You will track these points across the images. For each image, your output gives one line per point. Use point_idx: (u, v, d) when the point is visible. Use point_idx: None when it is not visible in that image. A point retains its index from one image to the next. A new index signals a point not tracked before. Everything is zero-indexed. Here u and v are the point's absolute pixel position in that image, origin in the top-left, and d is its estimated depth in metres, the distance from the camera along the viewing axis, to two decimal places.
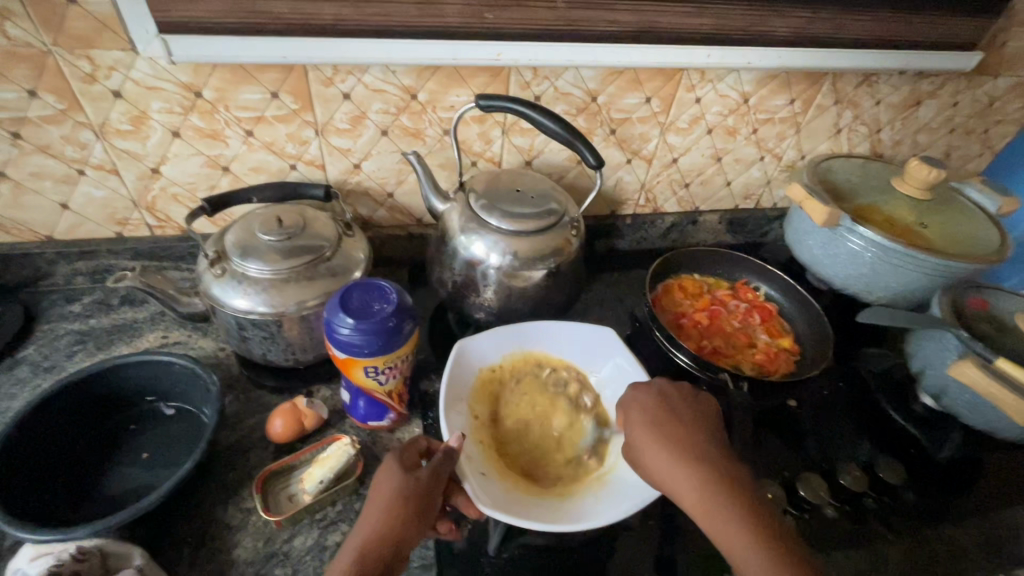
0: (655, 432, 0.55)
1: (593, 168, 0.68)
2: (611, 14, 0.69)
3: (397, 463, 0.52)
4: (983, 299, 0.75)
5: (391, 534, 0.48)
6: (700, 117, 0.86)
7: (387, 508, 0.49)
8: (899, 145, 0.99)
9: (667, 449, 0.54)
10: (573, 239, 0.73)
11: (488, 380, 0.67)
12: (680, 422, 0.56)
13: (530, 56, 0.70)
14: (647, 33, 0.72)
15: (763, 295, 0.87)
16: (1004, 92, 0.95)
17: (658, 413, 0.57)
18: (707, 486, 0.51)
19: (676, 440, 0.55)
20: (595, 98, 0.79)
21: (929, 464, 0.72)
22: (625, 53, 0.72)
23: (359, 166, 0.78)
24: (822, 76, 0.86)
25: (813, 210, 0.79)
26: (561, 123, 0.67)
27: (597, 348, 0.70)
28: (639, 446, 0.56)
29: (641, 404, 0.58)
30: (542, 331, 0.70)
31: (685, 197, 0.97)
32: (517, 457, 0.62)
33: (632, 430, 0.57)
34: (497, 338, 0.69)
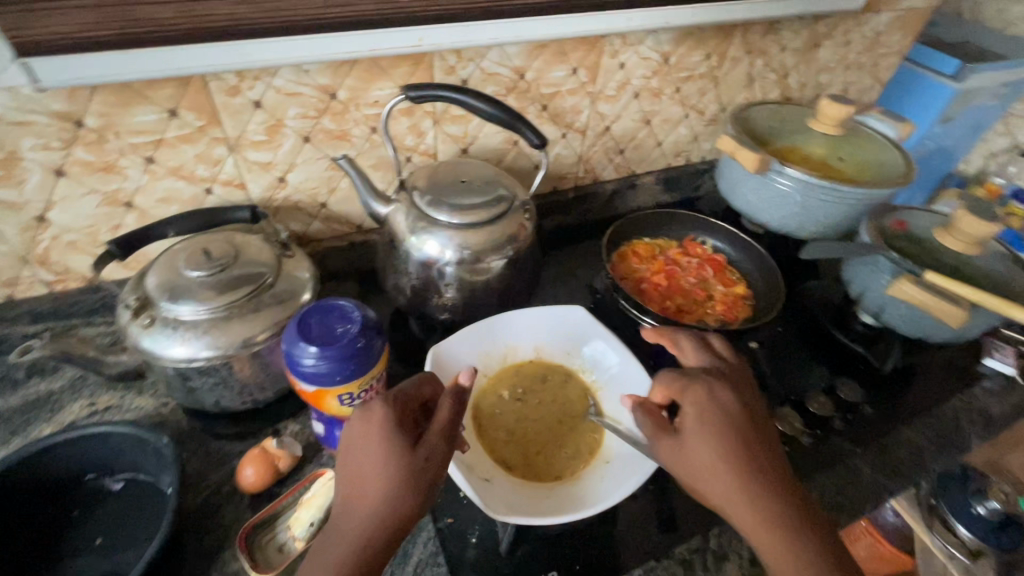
0: (714, 441, 0.49)
1: (537, 147, 0.65)
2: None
3: (394, 419, 0.47)
4: (903, 220, 0.81)
5: (406, 502, 0.44)
6: (626, 82, 0.86)
7: (393, 467, 0.45)
8: (805, 87, 1.06)
9: (731, 460, 0.48)
10: (528, 225, 0.71)
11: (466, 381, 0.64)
12: (737, 432, 0.50)
13: (452, 39, 0.66)
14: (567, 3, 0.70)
15: (711, 248, 0.87)
16: (886, 26, 1.03)
17: (725, 423, 0.50)
18: (784, 522, 0.46)
19: (738, 454, 0.48)
20: (523, 75, 0.77)
21: (878, 378, 0.78)
22: (549, 26, 0.70)
23: (284, 179, 0.71)
24: (732, 29, 0.88)
25: (743, 157, 0.83)
26: (497, 105, 0.63)
27: (571, 333, 0.69)
28: (708, 470, 0.48)
29: (709, 404, 0.51)
30: (514, 323, 0.67)
31: (621, 163, 0.98)
32: (509, 455, 0.59)
33: (697, 435, 0.50)
34: (474, 338, 0.65)
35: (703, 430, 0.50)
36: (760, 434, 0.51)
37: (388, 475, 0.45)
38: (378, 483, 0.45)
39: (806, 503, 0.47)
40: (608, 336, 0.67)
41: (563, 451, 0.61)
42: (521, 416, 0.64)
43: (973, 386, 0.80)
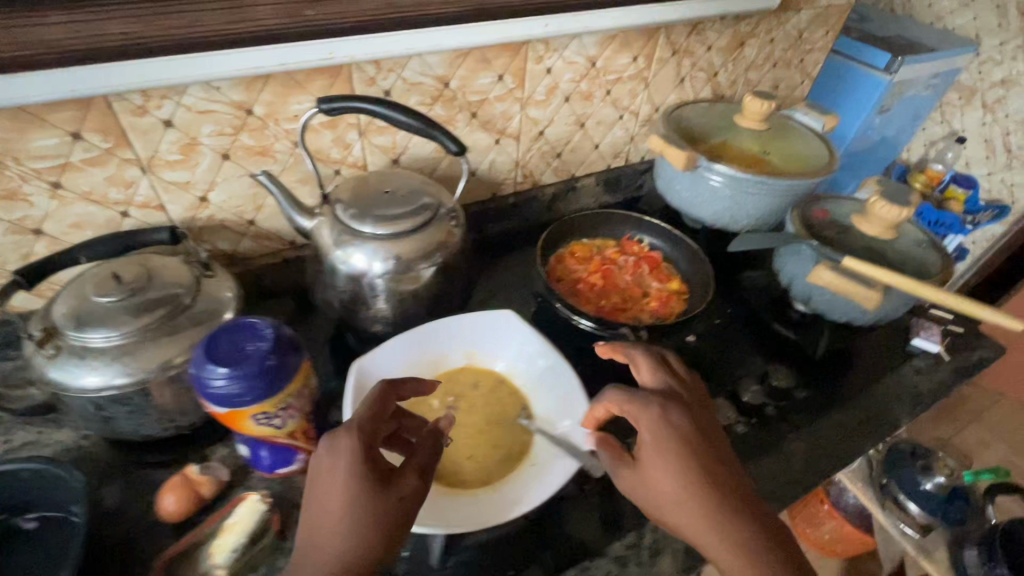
0: (673, 471, 0.47)
1: (456, 154, 0.65)
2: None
3: (362, 453, 0.46)
4: (826, 209, 0.83)
5: (380, 539, 0.44)
6: (555, 87, 0.87)
7: (367, 503, 0.44)
8: (735, 84, 1.09)
9: (694, 488, 0.47)
10: (454, 230, 0.71)
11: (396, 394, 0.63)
12: (697, 456, 0.48)
13: (365, 51, 0.65)
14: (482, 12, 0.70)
15: (648, 245, 0.88)
16: (808, 24, 1.07)
17: (684, 448, 0.48)
18: (750, 547, 0.45)
19: (699, 480, 0.47)
20: (447, 84, 0.77)
21: (810, 362, 0.81)
22: (464, 34, 0.70)
23: (206, 198, 0.70)
24: (656, 31, 0.90)
25: (671, 155, 0.84)
26: (416, 116, 0.63)
27: (505, 337, 0.69)
28: (676, 502, 0.47)
29: (666, 429, 0.49)
30: (441, 332, 0.67)
31: (559, 166, 1.00)
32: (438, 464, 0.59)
33: (659, 466, 0.47)
34: (404, 347, 0.65)
35: (663, 460, 0.48)
36: (722, 458, 0.49)
37: (358, 514, 0.44)
38: (348, 523, 0.44)
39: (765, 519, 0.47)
40: (538, 340, 0.67)
41: (494, 456, 0.60)
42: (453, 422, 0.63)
43: (903, 365, 0.83)
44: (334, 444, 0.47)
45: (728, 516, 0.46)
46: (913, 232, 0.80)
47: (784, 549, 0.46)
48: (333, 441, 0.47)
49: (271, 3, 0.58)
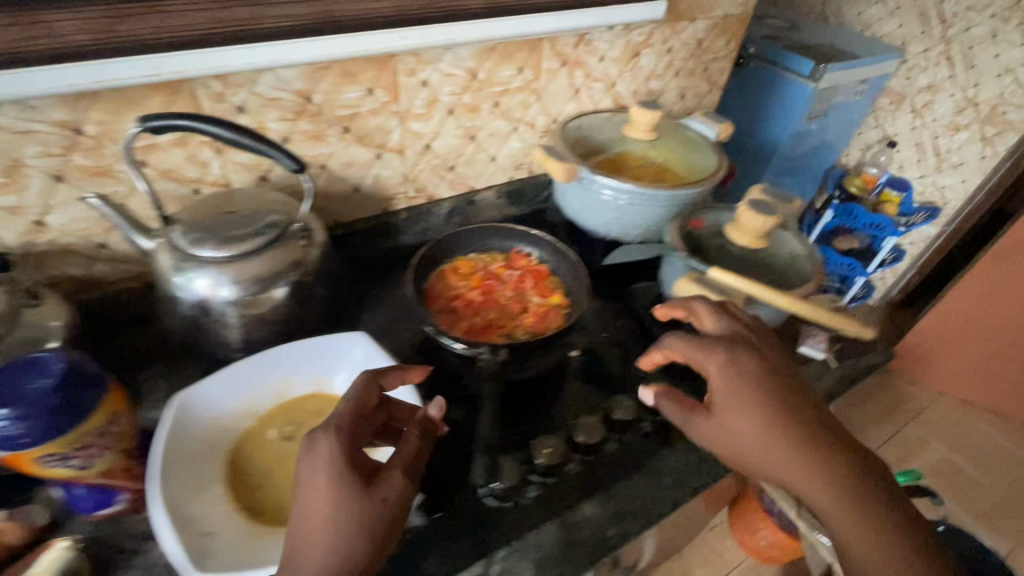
0: (749, 410, 0.53)
1: (298, 172, 0.64)
2: (278, 7, 0.62)
3: (343, 454, 0.47)
4: (704, 219, 0.83)
5: (377, 534, 0.46)
6: (435, 99, 0.85)
7: (350, 508, 0.45)
8: (636, 94, 1.08)
9: (772, 425, 0.52)
10: (304, 248, 0.69)
11: (223, 427, 0.58)
12: (766, 399, 0.53)
13: (199, 66, 0.61)
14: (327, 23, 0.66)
15: (536, 259, 0.87)
16: (706, 33, 1.07)
17: (760, 393, 0.54)
18: (829, 471, 0.51)
19: (785, 412, 0.53)
20: (309, 98, 0.74)
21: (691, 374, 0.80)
22: (312, 47, 0.66)
23: (43, 222, 0.66)
24: (539, 41, 0.88)
25: (552, 168, 0.83)
26: (245, 132, 0.61)
27: (353, 361, 0.63)
28: (749, 447, 0.53)
29: (739, 377, 0.55)
30: (285, 355, 0.62)
31: (455, 179, 0.98)
32: (259, 500, 0.54)
33: (728, 412, 0.54)
34: (236, 378, 0.60)
35: (740, 404, 0.54)
36: (797, 393, 0.55)
37: (344, 515, 0.45)
38: (332, 517, 0.45)
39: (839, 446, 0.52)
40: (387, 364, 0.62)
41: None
42: (288, 456, 0.58)
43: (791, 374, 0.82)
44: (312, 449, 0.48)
45: (811, 445, 0.51)
46: (794, 246, 0.79)
47: (850, 477, 0.51)
48: (312, 445, 0.48)
49: (76, 18, 0.54)
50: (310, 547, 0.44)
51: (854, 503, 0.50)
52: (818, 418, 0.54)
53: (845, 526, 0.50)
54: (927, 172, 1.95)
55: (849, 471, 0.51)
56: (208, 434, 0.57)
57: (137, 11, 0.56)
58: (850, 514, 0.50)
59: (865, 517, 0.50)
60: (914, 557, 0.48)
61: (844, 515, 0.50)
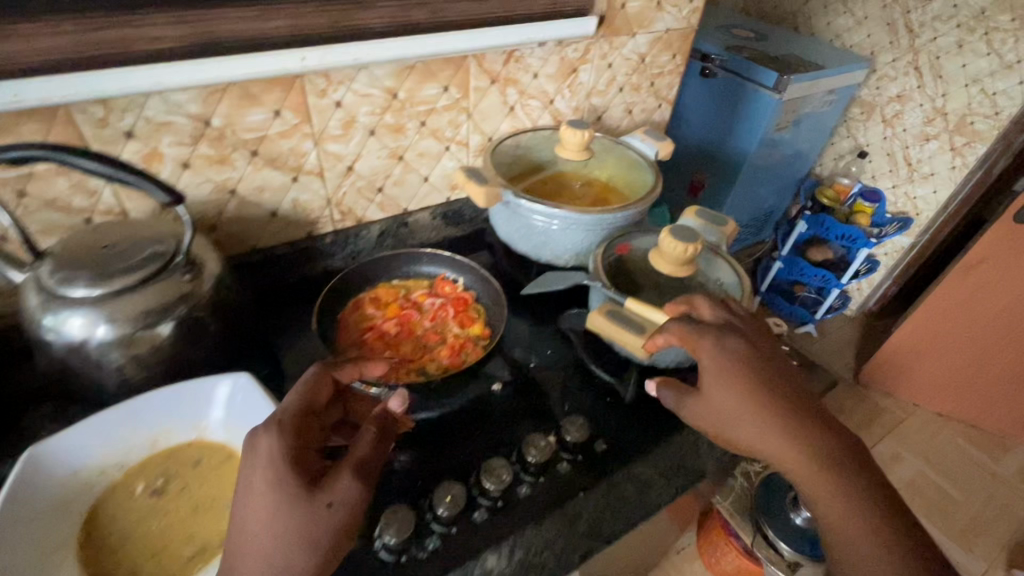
0: (748, 387, 0.54)
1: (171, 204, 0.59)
2: (151, 29, 0.58)
3: (281, 459, 0.48)
4: (627, 244, 0.79)
5: (324, 541, 0.46)
6: (352, 120, 0.81)
7: (290, 516, 0.46)
8: (578, 110, 1.05)
9: (748, 404, 0.54)
10: (190, 282, 0.64)
11: (87, 479, 0.54)
12: (754, 374, 0.55)
13: (65, 92, 0.56)
14: (211, 45, 0.62)
15: (462, 286, 0.83)
16: (648, 47, 1.04)
17: (746, 365, 0.56)
18: (819, 437, 0.52)
19: (764, 389, 0.54)
20: (207, 122, 0.70)
21: (619, 406, 0.76)
22: (194, 70, 0.61)
23: None
24: (463, 59, 0.85)
25: (472, 192, 0.79)
26: (102, 160, 0.56)
27: (233, 405, 0.59)
28: (745, 427, 0.54)
29: (714, 362, 0.56)
30: (158, 403, 0.57)
31: (385, 201, 0.94)
32: (112, 560, 0.52)
33: (717, 389, 0.55)
34: (99, 428, 0.55)
35: (727, 386, 0.55)
36: (783, 368, 0.57)
37: (289, 519, 0.46)
38: (278, 518, 0.46)
39: (811, 413, 0.54)
40: (267, 411, 0.57)
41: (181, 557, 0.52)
42: (153, 512, 0.55)
43: None
44: (255, 450, 0.49)
45: (796, 414, 0.53)
46: (726, 271, 0.75)
47: (825, 443, 0.52)
48: (255, 447, 0.49)
49: None
50: (247, 553, 0.46)
51: (826, 469, 0.51)
52: (796, 389, 0.55)
53: (821, 494, 0.51)
54: (898, 182, 1.92)
55: (828, 444, 0.52)
56: (60, 495, 0.53)
57: None
58: (828, 482, 0.51)
59: (839, 482, 0.51)
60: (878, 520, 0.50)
61: (818, 484, 0.51)
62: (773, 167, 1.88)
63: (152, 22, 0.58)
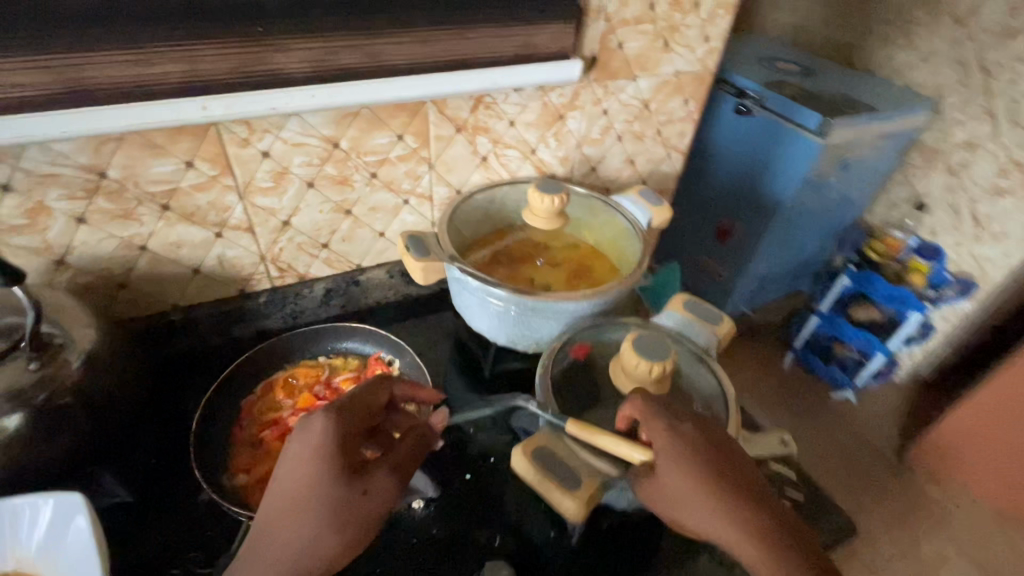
0: (693, 462, 0.49)
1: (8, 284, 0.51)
2: (6, 76, 0.49)
3: (336, 442, 0.49)
4: (585, 345, 0.67)
5: (356, 529, 0.48)
6: (285, 171, 0.71)
7: (333, 491, 0.48)
8: (567, 161, 0.91)
9: (701, 479, 0.48)
10: (38, 369, 0.54)
11: None
12: (708, 448, 0.50)
13: None
14: (84, 95, 0.53)
15: (398, 370, 0.72)
16: (653, 93, 0.89)
17: (696, 438, 0.51)
18: (774, 523, 0.47)
19: (715, 466, 0.49)
20: (102, 174, 0.61)
21: (561, 553, 0.61)
22: (63, 122, 0.52)
23: None
24: (420, 105, 0.73)
25: (410, 265, 0.69)
26: None
27: (46, 524, 0.50)
28: (693, 506, 0.48)
29: (661, 431, 0.51)
30: None
31: (333, 257, 0.83)
32: None
33: (675, 470, 0.49)
34: None
35: (677, 461, 0.49)
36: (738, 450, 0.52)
37: (329, 496, 0.48)
38: (320, 495, 0.47)
39: (766, 498, 0.49)
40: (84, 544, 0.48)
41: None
42: None
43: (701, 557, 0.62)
44: (306, 428, 0.50)
45: (748, 498, 0.48)
46: (709, 387, 0.62)
47: (782, 531, 0.47)
48: (307, 425, 0.50)
49: None
50: (266, 541, 0.47)
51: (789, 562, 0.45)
52: (749, 470, 0.51)
53: None
54: (962, 240, 1.66)
55: (789, 534, 0.46)
56: None
57: None
58: None
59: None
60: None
61: None
62: (815, 217, 1.63)
63: (5, 69, 0.49)
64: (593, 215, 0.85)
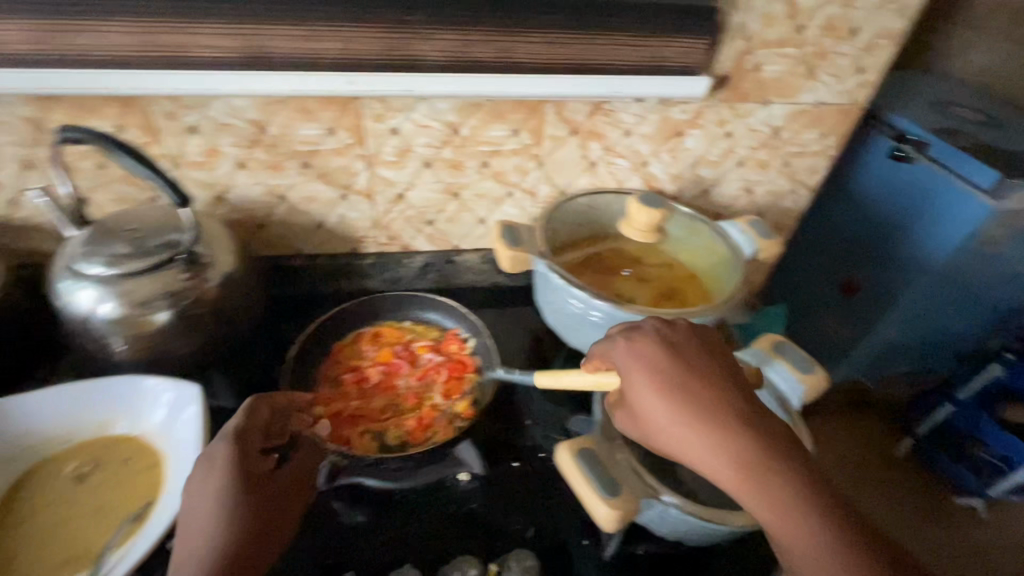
0: (661, 385, 0.48)
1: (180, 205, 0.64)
2: (209, 39, 0.61)
3: (232, 466, 0.50)
4: None
5: (261, 542, 0.48)
6: (408, 149, 0.78)
7: (238, 504, 0.48)
8: (679, 179, 0.89)
9: (678, 399, 0.47)
10: (188, 279, 0.65)
11: (42, 446, 0.61)
12: (682, 369, 0.49)
13: (128, 83, 0.62)
14: (260, 61, 0.63)
15: (471, 348, 0.76)
16: (786, 121, 0.84)
17: (669, 359, 0.50)
18: (755, 440, 0.45)
19: (685, 386, 0.48)
20: (264, 129, 0.72)
21: (590, 564, 0.60)
22: (242, 80, 0.63)
23: (19, 201, 0.73)
24: (539, 104, 0.76)
25: (500, 253, 0.71)
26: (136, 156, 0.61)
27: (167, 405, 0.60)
28: (669, 430, 0.47)
29: (634, 352, 0.51)
30: (113, 388, 0.61)
31: (436, 234, 0.89)
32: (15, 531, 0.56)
33: (647, 397, 0.48)
34: (58, 398, 0.61)
35: (650, 384, 0.49)
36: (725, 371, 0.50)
37: (230, 512, 0.48)
38: (220, 514, 0.47)
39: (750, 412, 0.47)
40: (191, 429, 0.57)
41: (58, 557, 0.54)
42: (70, 494, 0.59)
43: None
44: (204, 465, 0.50)
45: (729, 414, 0.46)
46: None
47: (765, 446, 0.45)
48: (205, 461, 0.51)
49: (16, 28, 0.58)
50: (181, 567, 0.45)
51: (774, 477, 0.43)
52: (731, 384, 0.49)
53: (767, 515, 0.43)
54: None
55: (766, 443, 0.45)
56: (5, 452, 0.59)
57: (71, 29, 0.58)
58: (782, 501, 0.43)
59: (795, 500, 0.43)
60: (819, 524, 0.42)
61: (769, 507, 0.43)
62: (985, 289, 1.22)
63: (210, 33, 0.60)
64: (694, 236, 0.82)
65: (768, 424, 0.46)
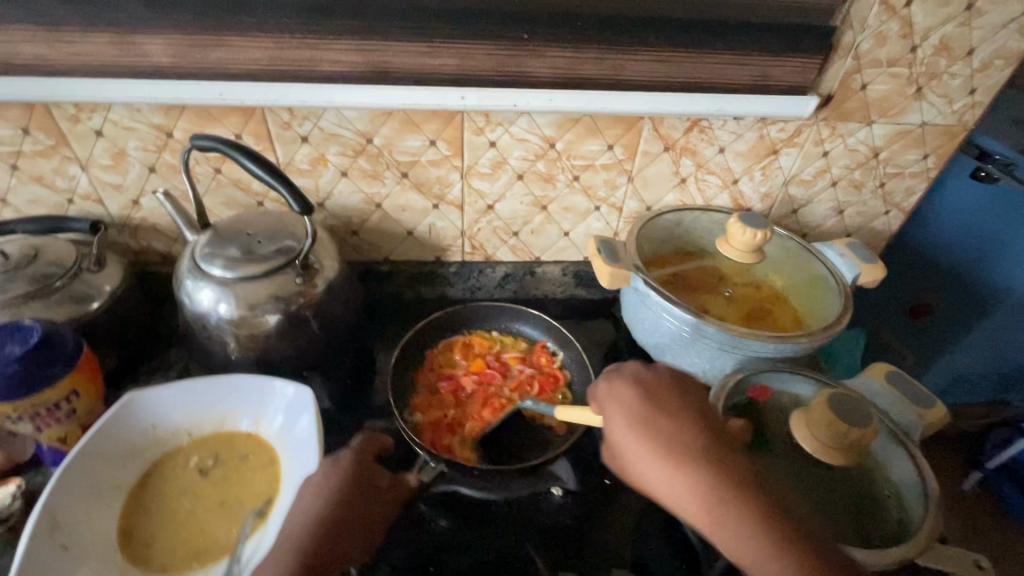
0: (634, 425, 0.53)
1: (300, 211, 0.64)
2: (334, 53, 0.63)
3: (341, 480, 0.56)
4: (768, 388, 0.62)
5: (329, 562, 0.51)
6: (503, 162, 0.79)
7: (324, 518, 0.53)
8: (768, 197, 0.87)
9: (647, 437, 0.52)
10: (300, 284, 0.67)
11: (163, 440, 0.65)
12: (652, 410, 0.54)
13: (254, 96, 0.65)
14: (376, 75, 0.66)
15: (560, 361, 0.78)
16: (888, 141, 0.81)
17: (644, 400, 0.55)
18: (716, 476, 0.48)
19: (653, 426, 0.53)
20: (369, 140, 0.74)
21: None
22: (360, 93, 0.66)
23: (138, 202, 0.77)
24: (637, 120, 0.76)
25: (597, 266, 0.72)
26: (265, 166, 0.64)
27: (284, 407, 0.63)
28: (641, 467, 0.52)
29: (615, 397, 0.57)
30: (232, 388, 0.65)
31: (519, 246, 0.90)
32: (146, 519, 0.61)
33: (619, 436, 0.54)
34: (183, 395, 0.64)
35: (623, 425, 0.54)
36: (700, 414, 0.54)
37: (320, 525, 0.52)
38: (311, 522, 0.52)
39: (712, 448, 0.50)
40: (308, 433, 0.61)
41: (189, 544, 0.58)
42: (194, 485, 0.63)
43: None
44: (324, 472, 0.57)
45: (693, 451, 0.50)
46: (904, 476, 0.55)
47: (726, 479, 0.48)
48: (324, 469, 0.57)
49: (161, 42, 0.61)
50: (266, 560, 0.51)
51: (734, 509, 0.46)
52: (703, 424, 0.53)
53: (728, 544, 0.46)
54: None
55: (722, 476, 0.48)
56: (133, 444, 0.63)
57: (209, 44, 0.62)
58: (742, 533, 0.45)
59: (754, 529, 0.45)
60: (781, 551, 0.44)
61: (730, 537, 0.45)
62: None
63: (336, 49, 0.63)
64: (784, 256, 0.80)
65: (730, 462, 0.49)
